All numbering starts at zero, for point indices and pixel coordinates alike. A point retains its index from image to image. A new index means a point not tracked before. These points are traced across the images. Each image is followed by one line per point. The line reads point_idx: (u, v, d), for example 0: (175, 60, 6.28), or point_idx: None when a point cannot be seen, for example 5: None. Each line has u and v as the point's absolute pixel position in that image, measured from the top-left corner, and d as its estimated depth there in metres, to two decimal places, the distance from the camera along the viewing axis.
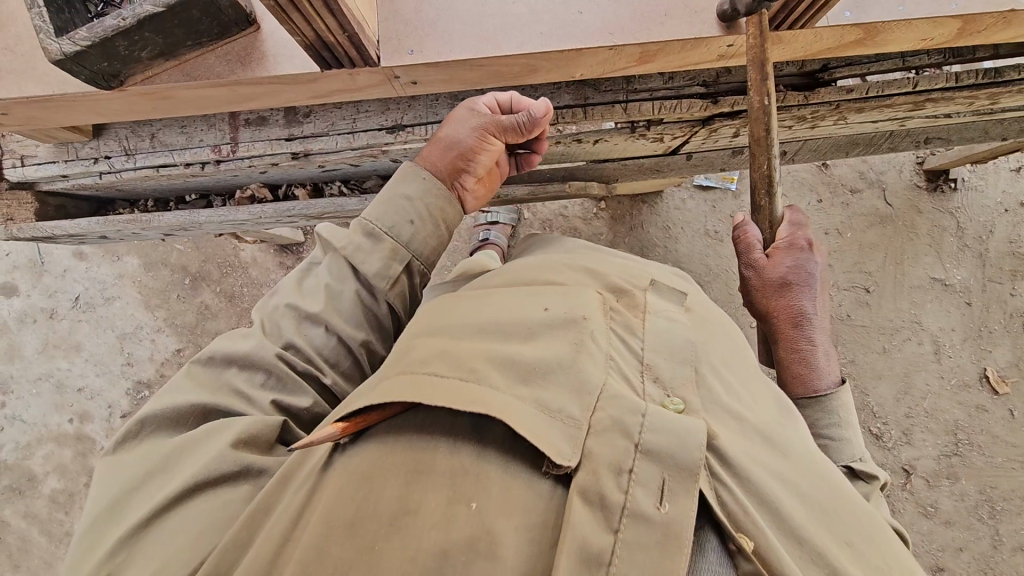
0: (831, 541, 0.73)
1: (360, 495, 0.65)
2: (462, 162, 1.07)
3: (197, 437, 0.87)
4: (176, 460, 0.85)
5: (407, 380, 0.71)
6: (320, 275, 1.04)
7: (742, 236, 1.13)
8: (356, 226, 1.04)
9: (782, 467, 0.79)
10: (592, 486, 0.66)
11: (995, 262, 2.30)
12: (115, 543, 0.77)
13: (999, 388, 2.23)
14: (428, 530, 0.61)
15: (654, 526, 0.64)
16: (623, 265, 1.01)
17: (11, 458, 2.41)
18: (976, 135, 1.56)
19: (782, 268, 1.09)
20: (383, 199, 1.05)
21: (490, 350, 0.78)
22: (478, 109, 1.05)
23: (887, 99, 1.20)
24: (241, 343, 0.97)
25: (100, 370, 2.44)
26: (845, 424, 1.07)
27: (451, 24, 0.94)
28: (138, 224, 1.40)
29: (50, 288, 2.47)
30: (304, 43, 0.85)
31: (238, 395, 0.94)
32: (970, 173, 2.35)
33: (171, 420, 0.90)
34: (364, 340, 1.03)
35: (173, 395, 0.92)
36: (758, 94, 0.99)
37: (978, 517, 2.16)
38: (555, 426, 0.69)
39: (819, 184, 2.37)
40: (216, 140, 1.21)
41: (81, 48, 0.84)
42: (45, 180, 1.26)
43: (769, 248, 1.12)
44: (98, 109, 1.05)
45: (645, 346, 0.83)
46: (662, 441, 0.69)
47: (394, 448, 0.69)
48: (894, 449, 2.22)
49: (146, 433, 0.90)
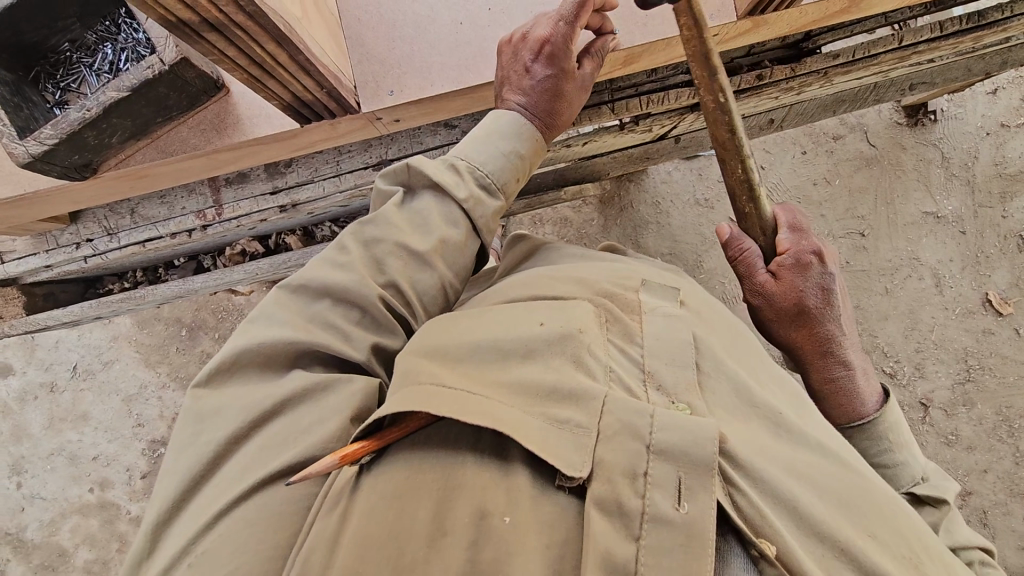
0: (854, 533, 0.70)
1: (392, 511, 0.62)
2: (567, 109, 0.93)
3: (294, 395, 0.75)
4: (266, 423, 0.74)
5: (416, 391, 0.66)
6: (427, 207, 0.85)
7: (740, 255, 1.03)
8: (466, 170, 0.87)
9: (797, 463, 0.75)
10: (609, 495, 0.63)
11: (983, 186, 2.31)
12: (200, 528, 0.67)
13: (1003, 309, 2.25)
14: (460, 550, 0.59)
15: (677, 528, 0.61)
16: (610, 267, 0.96)
17: (38, 537, 2.36)
18: (959, 74, 1.54)
19: (793, 289, 1.00)
20: (479, 139, 0.89)
21: (491, 374, 0.73)
22: (556, 52, 0.86)
23: (874, 58, 1.20)
24: (325, 273, 0.80)
25: (111, 436, 2.39)
26: (900, 446, 1.01)
27: (429, 54, 0.90)
28: (131, 301, 1.36)
29: (44, 361, 2.41)
30: (282, 105, 0.81)
31: (335, 335, 0.78)
32: (947, 103, 2.34)
33: (259, 365, 0.77)
34: (439, 280, 0.84)
35: (262, 329, 0.78)
36: (710, 92, 0.89)
37: (998, 438, 2.19)
38: (564, 438, 0.66)
39: (802, 136, 2.35)
40: (199, 205, 1.16)
41: (50, 147, 0.80)
42: (29, 273, 1.22)
43: (773, 266, 1.01)
44: (72, 199, 1.00)
45: (645, 354, 0.78)
46: (676, 439, 0.65)
47: (421, 466, 0.65)
48: (910, 385, 2.23)
49: (233, 374, 0.77)
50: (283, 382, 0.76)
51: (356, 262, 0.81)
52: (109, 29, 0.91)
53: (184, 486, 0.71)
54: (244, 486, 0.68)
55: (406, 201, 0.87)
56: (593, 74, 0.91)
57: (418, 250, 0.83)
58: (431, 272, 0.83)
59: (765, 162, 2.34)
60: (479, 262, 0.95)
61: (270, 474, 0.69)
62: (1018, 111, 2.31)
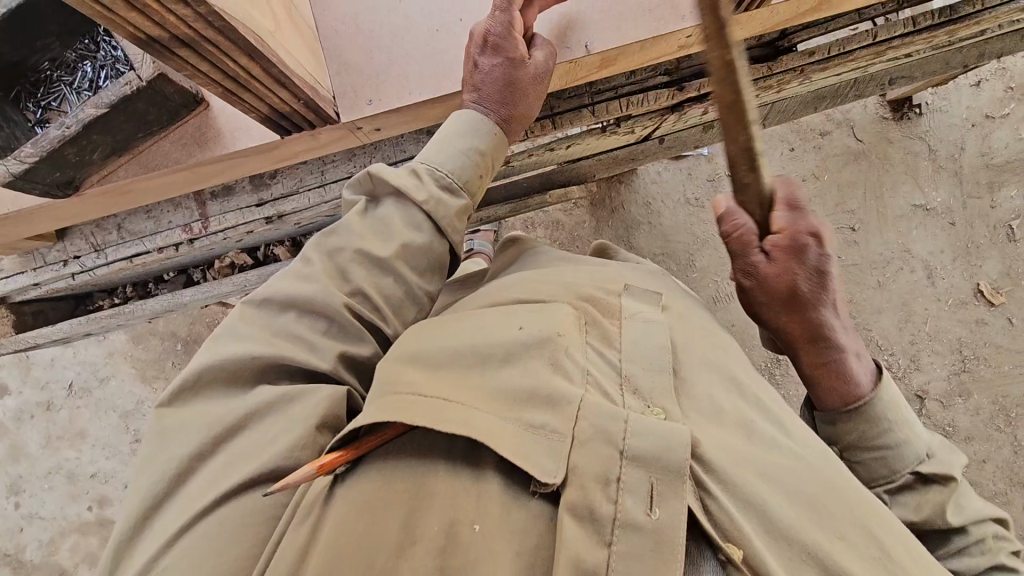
0: (826, 539, 0.69)
1: (364, 520, 0.62)
2: (525, 100, 0.93)
3: (270, 407, 0.75)
4: (239, 435, 0.74)
5: (390, 400, 0.67)
6: (390, 215, 0.87)
7: (732, 228, 0.84)
8: (427, 175, 0.89)
9: (773, 469, 0.75)
10: (581, 501, 0.63)
11: (971, 177, 2.32)
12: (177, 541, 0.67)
13: (995, 299, 2.26)
14: (428, 559, 0.59)
15: (647, 534, 0.61)
16: (592, 271, 0.96)
17: (37, 557, 2.36)
18: (938, 67, 1.55)
19: (789, 276, 0.87)
20: (442, 141, 0.91)
21: (467, 380, 0.73)
22: (500, 46, 0.86)
23: (849, 54, 1.21)
24: (299, 286, 0.81)
25: (109, 453, 2.38)
26: (904, 426, 0.95)
27: (405, 64, 0.91)
28: (120, 317, 1.37)
29: (41, 380, 2.41)
30: (260, 117, 0.82)
31: (302, 345, 0.79)
32: (932, 97, 2.36)
33: (230, 378, 0.77)
34: (403, 286, 0.86)
35: (229, 343, 0.78)
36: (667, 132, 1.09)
37: (995, 428, 2.19)
38: (537, 443, 0.66)
39: (789, 133, 2.36)
40: (185, 219, 1.17)
41: (30, 166, 0.80)
42: (17, 291, 1.22)
43: (769, 245, 0.84)
44: (57, 216, 1.01)
45: (624, 358, 0.78)
46: (646, 444, 0.65)
47: (394, 474, 0.66)
48: (905, 377, 2.23)
49: (203, 389, 0.77)
50: (254, 394, 0.76)
51: (333, 271, 0.83)
52: (88, 47, 0.92)
53: (164, 500, 0.71)
54: (224, 498, 0.68)
55: (371, 210, 0.89)
56: (547, 62, 0.91)
57: (380, 256, 0.84)
58: (398, 280, 0.85)
59: None
60: (450, 267, 0.96)
61: (251, 483, 0.70)
62: (1002, 102, 2.33)
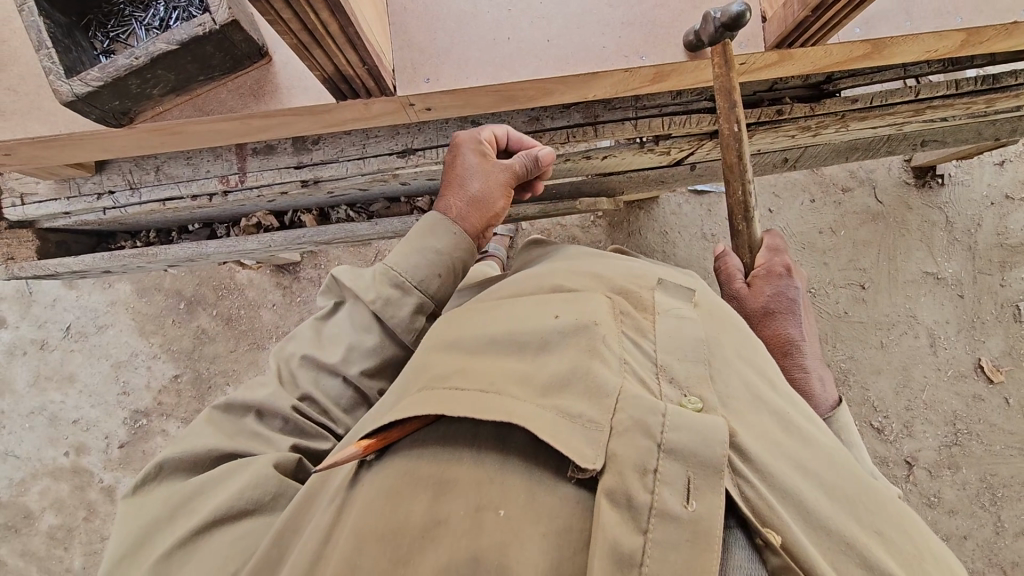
0: (860, 531, 0.69)
1: (389, 502, 0.64)
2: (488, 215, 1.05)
3: (221, 476, 0.84)
4: (209, 489, 0.83)
5: (429, 395, 0.69)
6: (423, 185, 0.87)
7: (723, 266, 1.11)
8: (381, 275, 0.97)
9: (805, 461, 0.75)
10: (617, 487, 0.63)
11: (984, 253, 2.34)
12: None
13: (994, 377, 2.26)
14: (458, 538, 0.60)
15: (683, 523, 0.61)
16: (627, 266, 0.97)
17: (6, 496, 2.34)
18: (971, 136, 1.58)
19: (763, 298, 1.06)
20: (405, 247, 0.99)
21: (503, 368, 0.75)
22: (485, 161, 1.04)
23: (890, 107, 1.24)
24: None
25: (95, 401, 2.37)
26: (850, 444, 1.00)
27: (467, 49, 0.93)
28: (145, 258, 1.38)
29: (39, 318, 2.40)
30: (322, 76, 0.84)
31: (257, 442, 0.92)
32: (956, 169, 2.38)
33: (193, 463, 0.89)
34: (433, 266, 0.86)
35: (196, 441, 0.90)
36: (728, 122, 1.00)
37: (980, 505, 2.17)
38: (575, 429, 0.66)
39: (811, 184, 2.39)
40: (223, 170, 1.19)
41: (94, 89, 0.83)
42: (46, 218, 1.24)
43: (749, 277, 1.09)
44: (102, 146, 1.02)
45: (657, 348, 0.79)
46: (685, 439, 0.65)
47: (416, 464, 0.67)
48: (896, 442, 2.23)
49: (165, 476, 0.89)
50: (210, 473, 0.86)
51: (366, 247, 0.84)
52: None
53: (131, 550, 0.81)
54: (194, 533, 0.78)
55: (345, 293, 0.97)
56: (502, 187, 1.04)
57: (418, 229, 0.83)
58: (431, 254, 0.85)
59: (773, 206, 2.39)
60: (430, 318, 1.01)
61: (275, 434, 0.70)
62: None
